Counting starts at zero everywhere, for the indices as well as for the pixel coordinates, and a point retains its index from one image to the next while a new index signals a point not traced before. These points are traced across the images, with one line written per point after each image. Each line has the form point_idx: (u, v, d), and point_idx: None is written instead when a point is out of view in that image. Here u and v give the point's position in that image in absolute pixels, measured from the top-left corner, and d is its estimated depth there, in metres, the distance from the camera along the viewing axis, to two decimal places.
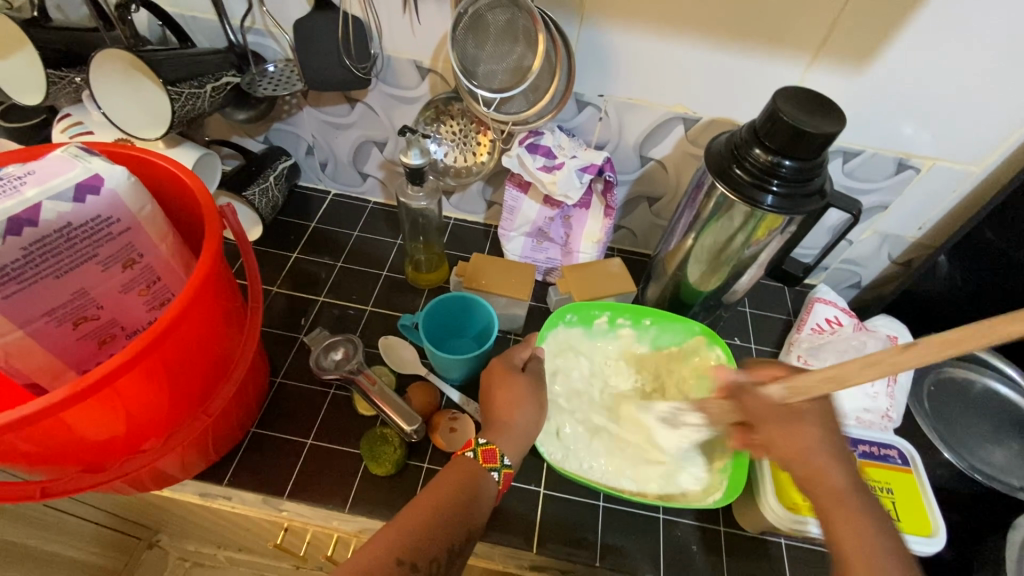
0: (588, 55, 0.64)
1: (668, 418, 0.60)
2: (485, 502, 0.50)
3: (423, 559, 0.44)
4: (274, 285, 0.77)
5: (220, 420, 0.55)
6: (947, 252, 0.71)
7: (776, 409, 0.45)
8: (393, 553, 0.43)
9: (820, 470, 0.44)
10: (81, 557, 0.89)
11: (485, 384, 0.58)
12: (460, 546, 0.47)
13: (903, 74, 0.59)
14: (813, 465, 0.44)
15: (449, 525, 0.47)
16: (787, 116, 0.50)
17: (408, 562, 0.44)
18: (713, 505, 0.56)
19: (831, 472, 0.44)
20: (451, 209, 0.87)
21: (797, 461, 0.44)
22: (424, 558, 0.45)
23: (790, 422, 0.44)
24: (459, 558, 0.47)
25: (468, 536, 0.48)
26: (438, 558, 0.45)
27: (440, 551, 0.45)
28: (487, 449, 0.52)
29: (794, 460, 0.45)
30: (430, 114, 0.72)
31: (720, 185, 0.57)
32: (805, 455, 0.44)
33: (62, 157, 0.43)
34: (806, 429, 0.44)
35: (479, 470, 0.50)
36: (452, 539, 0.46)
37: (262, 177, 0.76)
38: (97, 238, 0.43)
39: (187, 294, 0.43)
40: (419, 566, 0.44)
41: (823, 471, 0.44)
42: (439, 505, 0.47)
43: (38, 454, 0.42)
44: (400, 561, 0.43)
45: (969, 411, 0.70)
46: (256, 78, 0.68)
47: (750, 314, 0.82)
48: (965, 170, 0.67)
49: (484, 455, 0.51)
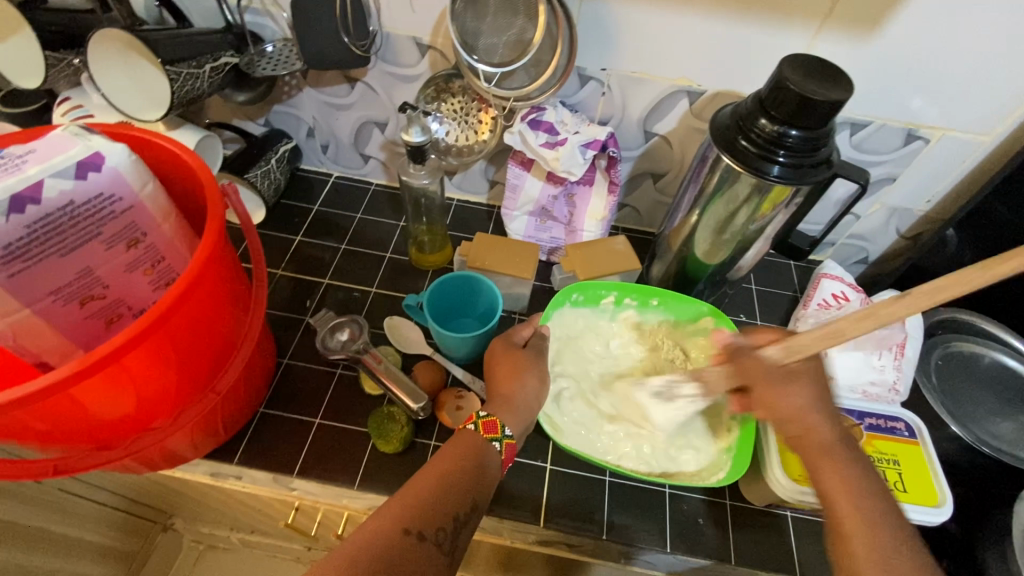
0: (590, 28, 0.63)
1: (661, 392, 0.59)
2: (490, 475, 0.50)
3: (429, 527, 0.45)
4: (278, 268, 0.77)
5: (228, 398, 0.55)
6: (956, 225, 0.70)
7: (770, 369, 0.47)
8: (400, 523, 0.44)
9: (811, 426, 0.46)
10: (97, 540, 0.91)
11: (488, 363, 0.59)
12: (466, 516, 0.47)
13: (914, 41, 0.58)
14: (802, 424, 0.46)
15: (455, 494, 0.47)
16: (794, 84, 0.49)
17: (415, 531, 0.44)
18: (716, 484, 0.57)
19: (819, 426, 0.46)
20: (453, 189, 0.86)
21: (791, 422, 0.47)
22: (431, 527, 0.45)
23: (782, 382, 0.47)
24: (466, 528, 0.47)
25: (474, 506, 0.48)
26: (444, 528, 0.45)
27: (445, 520, 0.46)
28: (488, 420, 0.52)
29: (785, 420, 0.47)
30: (431, 92, 0.70)
31: (726, 157, 0.56)
32: (802, 416, 0.46)
33: (62, 136, 0.43)
34: (800, 388, 0.47)
35: (481, 441, 0.50)
36: (458, 508, 0.47)
37: (263, 160, 0.76)
38: (100, 215, 0.43)
39: (191, 273, 0.43)
40: (426, 535, 0.44)
41: (810, 427, 0.46)
42: (444, 476, 0.47)
43: (51, 431, 0.43)
44: (408, 531, 0.44)
45: (978, 385, 0.70)
46: (255, 59, 0.68)
47: (756, 290, 0.81)
48: (977, 139, 0.65)
49: (486, 426, 0.51)
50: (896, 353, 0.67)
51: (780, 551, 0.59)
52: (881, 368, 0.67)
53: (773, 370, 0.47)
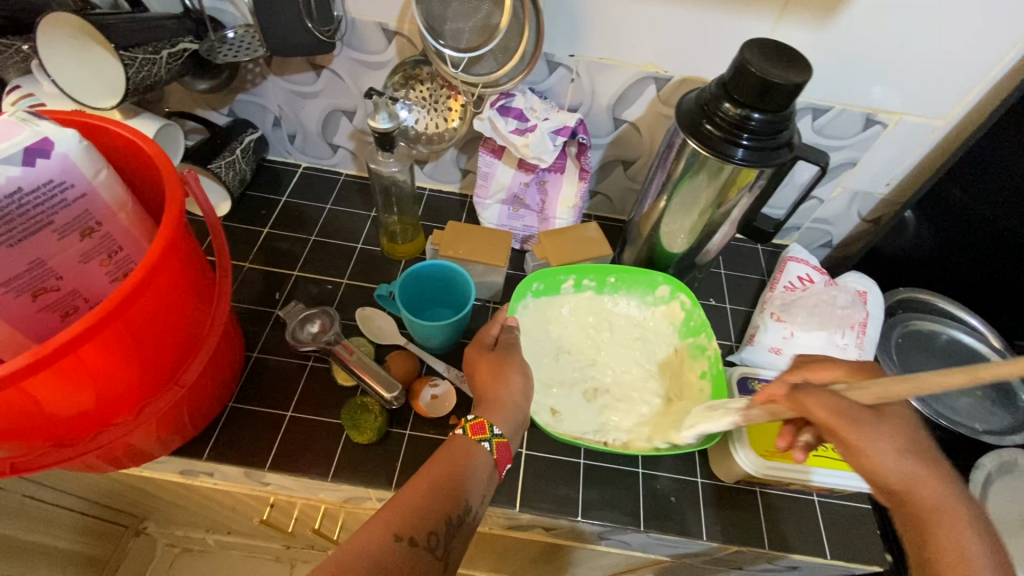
0: (556, 15, 0.63)
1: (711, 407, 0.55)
2: (481, 476, 0.50)
3: (422, 534, 0.44)
4: (246, 260, 0.76)
5: (194, 392, 0.54)
6: (914, 206, 0.72)
7: None
8: (390, 530, 0.43)
9: (902, 476, 0.42)
10: (67, 548, 0.89)
11: (465, 369, 0.59)
12: (459, 519, 0.47)
13: (870, 27, 0.59)
14: (896, 472, 0.42)
15: (447, 498, 0.47)
16: (755, 67, 0.50)
17: (407, 537, 0.43)
18: (698, 445, 0.57)
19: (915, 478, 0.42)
20: (425, 179, 0.85)
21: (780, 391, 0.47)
22: (423, 533, 0.44)
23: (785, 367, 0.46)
24: (460, 532, 0.47)
25: (467, 508, 0.47)
26: (437, 533, 0.45)
27: (438, 525, 0.45)
28: (475, 422, 0.52)
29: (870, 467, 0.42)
30: (399, 78, 0.70)
31: (692, 142, 0.57)
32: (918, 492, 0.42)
33: (8, 121, 0.41)
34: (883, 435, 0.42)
35: (469, 443, 0.51)
36: (451, 512, 0.46)
37: (228, 151, 0.75)
38: (51, 203, 0.42)
39: (149, 261, 0.42)
40: (417, 541, 0.44)
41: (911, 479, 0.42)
42: (435, 481, 0.47)
43: (3, 428, 0.41)
44: (398, 537, 0.43)
45: (933, 359, 0.73)
46: (216, 45, 0.65)
47: (725, 275, 0.83)
48: (931, 123, 0.68)
49: (474, 428, 0.51)
50: (858, 332, 0.70)
51: (752, 528, 0.60)
52: (844, 345, 0.68)
53: (854, 411, 0.41)
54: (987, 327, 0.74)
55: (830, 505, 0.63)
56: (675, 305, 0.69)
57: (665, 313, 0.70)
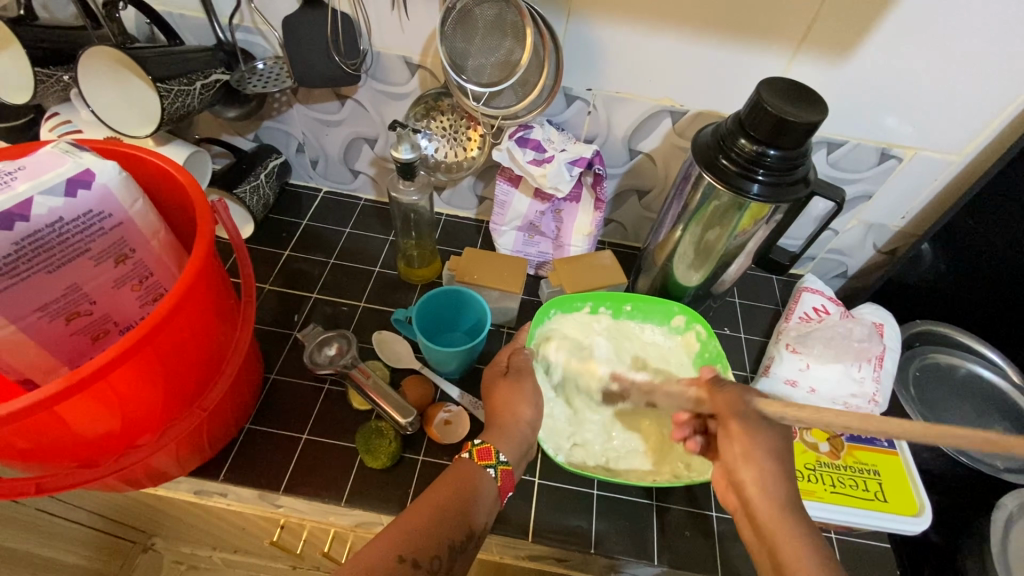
0: (575, 50, 0.65)
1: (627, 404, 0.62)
2: (486, 503, 0.50)
3: (426, 556, 0.45)
4: (267, 282, 0.77)
5: (215, 414, 0.55)
6: (931, 239, 0.72)
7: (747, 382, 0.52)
8: (394, 551, 0.44)
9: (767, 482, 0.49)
10: (75, 562, 0.90)
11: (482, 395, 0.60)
12: (463, 543, 0.47)
13: (884, 67, 0.61)
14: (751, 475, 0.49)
15: (451, 523, 0.47)
16: (771, 106, 0.51)
17: (410, 559, 0.44)
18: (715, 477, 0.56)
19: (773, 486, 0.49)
20: (442, 205, 0.87)
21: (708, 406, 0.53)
22: (426, 556, 0.45)
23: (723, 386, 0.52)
24: (462, 554, 0.47)
25: (470, 533, 0.48)
26: (439, 556, 0.45)
27: (441, 548, 0.46)
28: (482, 447, 0.52)
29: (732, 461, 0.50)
30: (420, 110, 0.72)
31: (708, 175, 0.58)
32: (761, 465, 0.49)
33: (53, 153, 0.44)
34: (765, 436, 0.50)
35: (475, 468, 0.51)
36: (454, 536, 0.47)
37: (252, 175, 0.77)
38: (88, 232, 0.44)
39: (179, 289, 0.43)
40: (421, 563, 0.44)
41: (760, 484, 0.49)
42: (439, 503, 0.47)
43: (33, 449, 0.43)
44: (402, 559, 0.44)
45: (953, 394, 0.72)
46: (246, 75, 0.69)
47: (739, 304, 0.83)
48: (946, 159, 0.68)
49: (480, 453, 0.51)
50: (875, 366, 0.69)
51: None
52: (862, 379, 0.68)
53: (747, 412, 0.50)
54: (1007, 361, 0.73)
55: (849, 542, 0.61)
56: (691, 334, 0.69)
57: (681, 344, 0.70)
